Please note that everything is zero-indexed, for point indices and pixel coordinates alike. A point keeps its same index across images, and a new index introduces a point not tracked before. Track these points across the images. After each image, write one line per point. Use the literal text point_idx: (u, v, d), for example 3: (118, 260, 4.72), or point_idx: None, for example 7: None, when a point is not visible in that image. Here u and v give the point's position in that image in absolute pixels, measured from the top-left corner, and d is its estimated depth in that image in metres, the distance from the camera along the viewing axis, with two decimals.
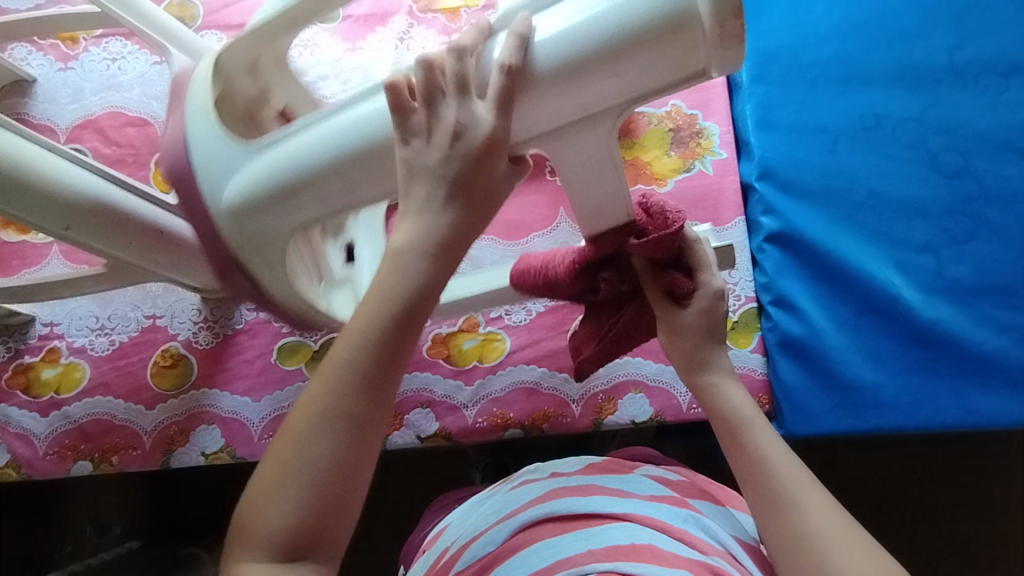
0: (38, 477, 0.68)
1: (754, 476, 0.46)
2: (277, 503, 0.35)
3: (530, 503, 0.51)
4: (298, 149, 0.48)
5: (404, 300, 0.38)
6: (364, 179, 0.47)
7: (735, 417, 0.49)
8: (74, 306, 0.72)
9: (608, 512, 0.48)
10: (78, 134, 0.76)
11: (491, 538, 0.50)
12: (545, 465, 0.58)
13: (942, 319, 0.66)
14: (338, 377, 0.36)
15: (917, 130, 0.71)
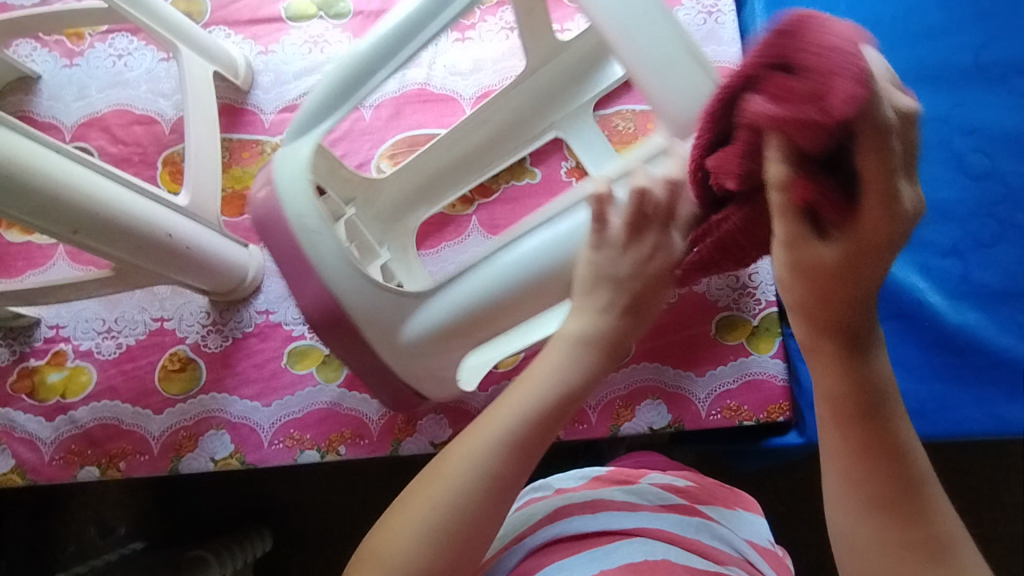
0: (44, 482, 0.67)
1: (864, 460, 0.37)
2: (410, 540, 0.38)
3: (538, 524, 0.49)
4: (496, 272, 0.52)
5: (569, 392, 0.42)
6: (541, 295, 0.52)
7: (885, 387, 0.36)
8: (80, 308, 0.70)
9: (619, 528, 0.47)
10: (83, 133, 0.75)
11: (502, 564, 0.48)
12: (550, 480, 0.56)
13: (968, 324, 0.64)
14: (495, 441, 0.41)
15: (944, 131, 0.70)
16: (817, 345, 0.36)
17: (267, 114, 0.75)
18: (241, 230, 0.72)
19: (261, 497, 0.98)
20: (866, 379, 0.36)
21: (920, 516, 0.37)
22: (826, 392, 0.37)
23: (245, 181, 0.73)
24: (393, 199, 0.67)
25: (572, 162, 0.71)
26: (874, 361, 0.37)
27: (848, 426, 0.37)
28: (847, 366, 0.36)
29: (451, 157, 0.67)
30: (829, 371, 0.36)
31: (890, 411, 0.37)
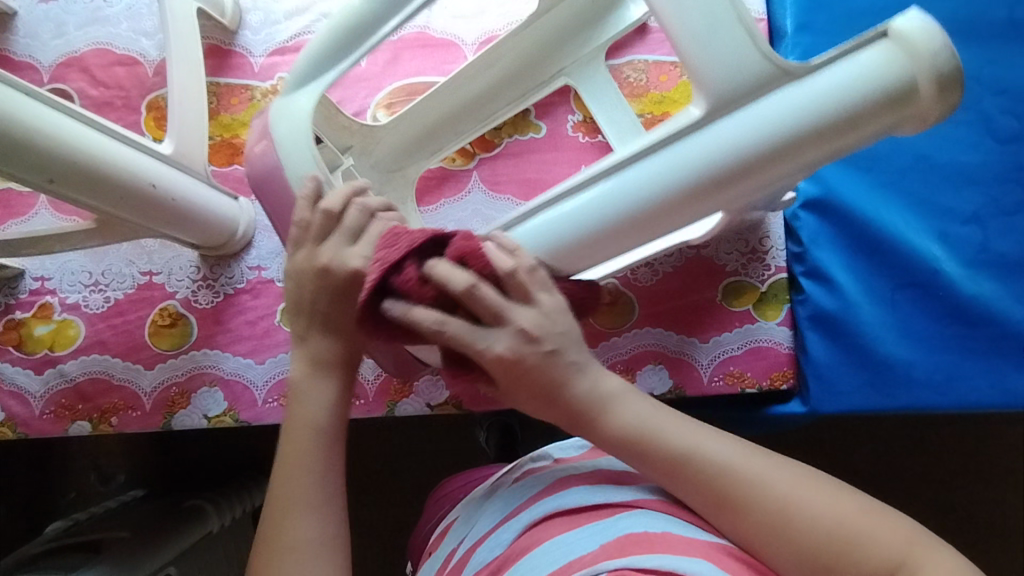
0: (36, 436, 0.66)
1: (675, 473, 0.44)
2: None
3: (535, 498, 0.49)
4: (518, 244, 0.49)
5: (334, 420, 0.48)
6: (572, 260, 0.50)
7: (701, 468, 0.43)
8: (65, 260, 0.68)
9: (619, 500, 0.46)
10: (62, 74, 0.70)
11: (499, 539, 0.48)
12: (549, 449, 0.55)
13: (983, 294, 0.62)
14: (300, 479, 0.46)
15: (973, 90, 0.66)
16: (587, 425, 0.45)
17: (256, 57, 0.70)
18: (231, 181, 0.69)
19: (258, 449, 0.98)
20: (632, 420, 0.45)
21: (750, 488, 0.42)
22: (613, 449, 0.46)
23: (234, 129, 0.69)
24: (394, 148, 0.62)
25: (579, 116, 0.68)
26: (630, 404, 0.45)
27: (647, 469, 0.44)
28: (617, 420, 0.45)
29: (456, 104, 0.62)
30: (618, 427, 0.44)
31: (668, 429, 0.44)
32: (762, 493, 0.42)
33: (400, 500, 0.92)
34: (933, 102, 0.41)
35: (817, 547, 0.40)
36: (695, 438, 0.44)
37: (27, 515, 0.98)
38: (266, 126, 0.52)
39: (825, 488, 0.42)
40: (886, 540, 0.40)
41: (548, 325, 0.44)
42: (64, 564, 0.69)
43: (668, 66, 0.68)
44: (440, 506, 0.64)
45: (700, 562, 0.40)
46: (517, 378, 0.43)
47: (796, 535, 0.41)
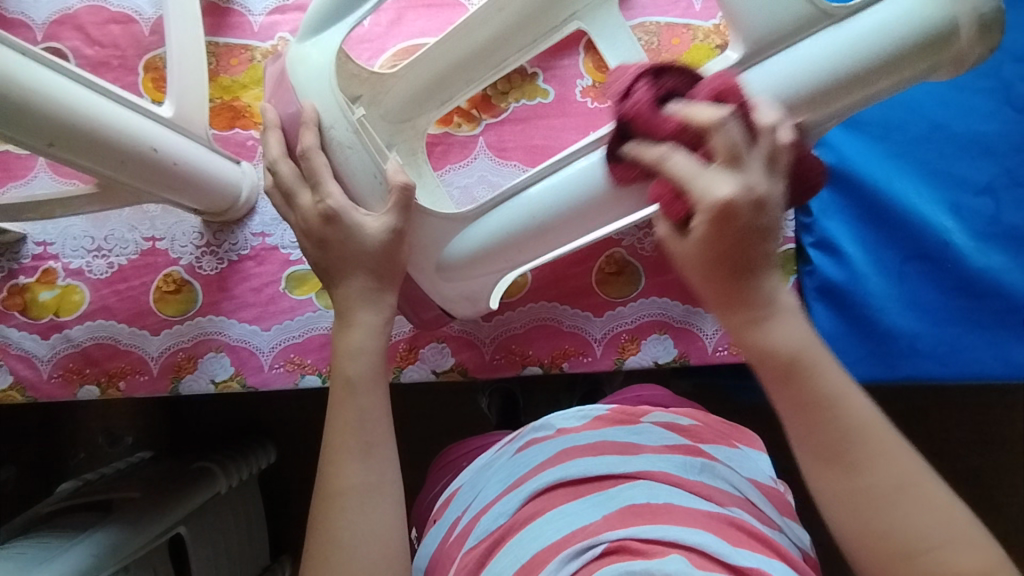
0: (44, 400, 0.66)
1: (809, 417, 0.40)
2: (334, 525, 0.47)
3: (540, 467, 0.50)
4: (533, 201, 0.51)
5: (359, 366, 0.51)
6: (564, 229, 0.51)
7: (792, 362, 0.39)
8: (67, 225, 0.67)
9: (620, 472, 0.48)
10: (55, 32, 0.68)
11: (503, 509, 0.49)
12: (551, 419, 0.55)
13: (992, 267, 0.62)
14: (341, 427, 0.49)
15: (994, 56, 0.64)
16: (739, 319, 0.39)
17: (255, 15, 0.68)
18: (232, 145, 0.67)
19: (264, 412, 1.00)
20: (790, 338, 0.39)
21: (869, 467, 0.40)
22: (750, 360, 0.41)
23: (235, 92, 0.68)
24: (403, 97, 0.60)
25: (588, 81, 0.66)
26: (801, 324, 0.40)
27: (782, 388, 0.40)
28: (770, 331, 0.39)
29: (461, 53, 0.59)
30: (754, 334, 0.40)
31: (823, 364, 0.40)
32: (874, 476, 0.40)
33: (406, 464, 0.94)
34: (971, 44, 0.41)
35: (910, 545, 0.39)
36: (842, 380, 0.40)
37: (38, 475, 1.00)
38: (283, 71, 0.53)
39: (940, 492, 0.40)
40: (975, 553, 0.39)
41: (755, 190, 0.37)
42: (78, 524, 0.71)
43: (680, 29, 0.66)
44: (442, 476, 0.65)
45: (700, 534, 0.42)
46: (733, 230, 0.37)
47: (890, 527, 0.40)
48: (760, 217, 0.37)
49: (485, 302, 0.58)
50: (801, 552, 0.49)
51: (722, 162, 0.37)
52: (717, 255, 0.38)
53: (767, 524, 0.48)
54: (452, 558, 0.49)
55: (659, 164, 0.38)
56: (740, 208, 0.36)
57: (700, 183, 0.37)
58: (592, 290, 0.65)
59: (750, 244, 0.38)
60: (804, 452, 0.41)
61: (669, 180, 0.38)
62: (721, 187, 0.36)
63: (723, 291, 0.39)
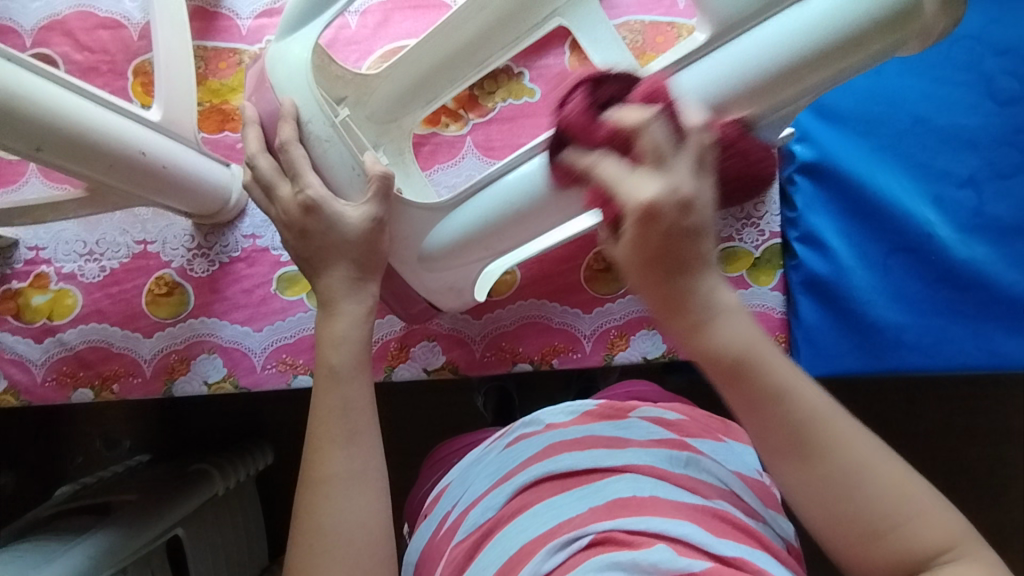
0: (39, 404, 0.67)
1: (762, 414, 0.40)
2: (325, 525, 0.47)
3: (528, 462, 0.51)
4: (507, 196, 0.52)
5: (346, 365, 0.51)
6: (542, 217, 0.52)
7: (729, 364, 0.39)
8: (60, 230, 0.68)
9: (607, 466, 0.49)
10: (44, 38, 0.69)
11: (490, 503, 0.49)
12: (539, 415, 0.56)
13: (975, 258, 0.62)
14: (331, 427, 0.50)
15: (975, 50, 0.65)
16: (685, 325, 0.39)
17: (243, 19, 0.69)
18: (221, 148, 0.68)
19: (259, 414, 1.00)
20: (732, 340, 0.39)
21: (827, 452, 0.40)
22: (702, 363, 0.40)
23: (223, 95, 0.68)
24: (389, 97, 0.61)
25: (574, 80, 0.67)
26: (732, 325, 0.39)
27: (730, 388, 0.40)
28: (707, 336, 0.39)
29: (444, 52, 0.59)
30: (701, 338, 0.39)
31: (770, 360, 0.40)
32: (833, 460, 0.40)
33: (403, 466, 0.94)
34: (938, 16, 0.41)
35: (876, 524, 0.40)
36: (790, 376, 0.40)
37: (36, 479, 1.00)
38: (263, 69, 0.53)
39: (898, 469, 0.40)
40: (936, 525, 0.40)
41: (679, 188, 0.36)
42: (74, 526, 0.71)
43: (664, 27, 0.66)
44: (435, 471, 0.66)
45: (683, 524, 0.43)
46: (658, 235, 0.36)
47: (851, 509, 0.40)
48: (686, 218, 0.36)
49: (472, 296, 0.60)
50: (785, 544, 0.50)
51: (650, 165, 0.37)
52: (645, 257, 0.37)
53: (752, 516, 0.49)
54: (443, 552, 0.50)
55: (589, 169, 0.39)
56: (664, 208, 0.36)
57: (625, 185, 0.37)
58: (580, 287, 0.66)
59: (678, 245, 0.36)
60: (771, 445, 0.41)
61: (599, 185, 0.39)
62: (647, 189, 0.36)
63: (667, 294, 0.38)
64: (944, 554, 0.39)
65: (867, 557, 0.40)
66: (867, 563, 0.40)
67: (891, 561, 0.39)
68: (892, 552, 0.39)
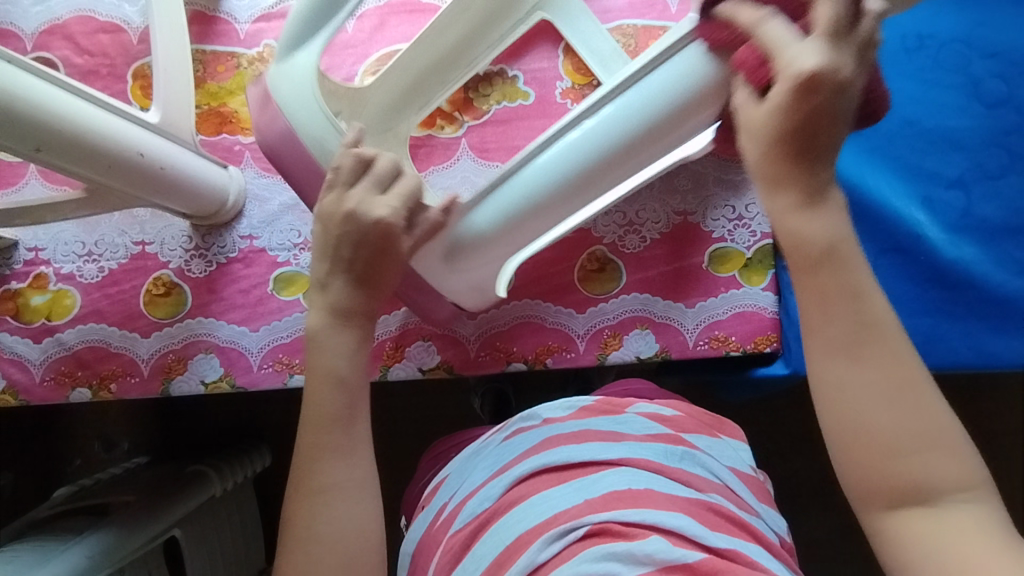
0: (38, 403, 0.67)
1: (829, 304, 0.42)
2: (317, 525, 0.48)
3: (525, 455, 0.51)
4: (538, 173, 0.50)
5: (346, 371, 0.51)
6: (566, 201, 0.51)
7: (817, 249, 0.42)
8: (58, 231, 0.69)
9: (604, 458, 0.49)
10: (45, 41, 0.70)
11: (488, 493, 0.50)
12: (537, 409, 0.56)
13: (963, 258, 0.63)
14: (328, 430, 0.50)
15: (963, 53, 0.66)
16: (801, 191, 0.41)
17: (241, 23, 0.70)
18: (220, 150, 0.69)
19: (256, 415, 1.01)
20: (826, 230, 0.42)
21: (876, 365, 0.42)
22: (787, 245, 0.43)
23: (221, 98, 0.69)
24: (382, 106, 0.60)
25: (568, 83, 0.68)
26: (838, 215, 0.42)
27: (811, 274, 0.42)
28: (810, 212, 0.42)
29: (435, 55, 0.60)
30: (796, 220, 0.42)
31: (850, 259, 0.42)
32: (873, 367, 0.42)
33: (400, 467, 0.95)
34: None
35: (899, 446, 0.42)
36: (866, 282, 0.42)
37: (34, 480, 1.01)
38: (265, 90, 0.53)
39: (934, 404, 0.43)
40: (954, 466, 0.42)
41: (841, 68, 0.39)
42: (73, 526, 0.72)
43: (656, 30, 0.67)
44: (429, 467, 0.66)
45: (678, 517, 0.44)
46: (812, 91, 0.39)
47: (877, 427, 0.42)
48: (838, 98, 0.40)
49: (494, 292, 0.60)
50: (778, 538, 0.50)
51: (816, 32, 0.40)
52: (792, 121, 0.40)
53: (746, 509, 0.50)
54: (438, 542, 0.51)
55: (750, 31, 0.42)
56: (823, 79, 0.39)
57: (789, 51, 0.40)
58: (574, 287, 0.67)
59: (821, 121, 0.40)
60: (823, 343, 0.42)
61: (757, 46, 0.42)
62: (807, 57, 0.39)
63: (800, 159, 0.41)
64: (954, 491, 0.42)
65: (882, 476, 0.42)
66: (872, 481, 0.42)
67: (904, 484, 0.42)
68: (907, 477, 0.42)
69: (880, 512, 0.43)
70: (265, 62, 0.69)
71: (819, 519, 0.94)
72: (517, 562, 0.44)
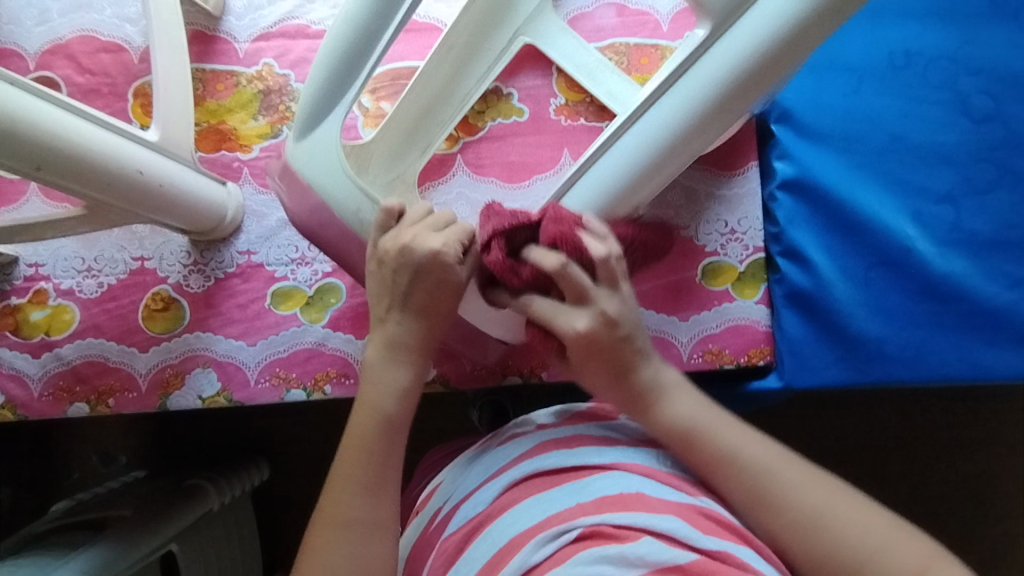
0: (36, 418, 0.68)
1: (720, 478, 0.49)
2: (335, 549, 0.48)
3: (519, 459, 0.52)
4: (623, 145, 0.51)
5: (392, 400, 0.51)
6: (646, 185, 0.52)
7: (682, 431, 0.50)
8: (58, 246, 0.69)
9: (596, 463, 0.49)
10: (47, 61, 0.71)
11: (482, 497, 0.50)
12: (533, 416, 0.58)
13: (954, 271, 0.64)
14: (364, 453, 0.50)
15: (950, 70, 0.67)
16: (639, 410, 0.51)
17: (240, 42, 0.71)
18: (218, 166, 0.70)
19: (254, 429, 1.01)
20: (682, 418, 0.50)
21: (786, 504, 0.47)
22: (662, 437, 0.51)
23: (220, 115, 0.70)
24: (387, 154, 0.61)
25: (561, 100, 0.69)
26: (686, 410, 0.51)
27: (688, 456, 0.50)
28: (675, 415, 0.50)
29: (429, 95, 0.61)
30: (669, 414, 0.50)
31: (715, 431, 0.50)
32: (788, 509, 0.47)
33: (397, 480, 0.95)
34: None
35: (858, 559, 0.45)
36: (742, 445, 0.49)
37: (31, 494, 1.01)
38: (287, 166, 0.55)
39: (857, 504, 0.47)
40: (910, 546, 0.45)
41: (608, 308, 0.49)
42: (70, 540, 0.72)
43: (648, 48, 0.68)
44: (423, 478, 0.66)
45: (670, 520, 0.44)
46: (594, 353, 0.50)
47: (837, 548, 0.45)
48: (616, 333, 0.49)
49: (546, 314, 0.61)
50: None
51: (585, 305, 0.49)
52: (595, 371, 0.51)
53: (737, 515, 0.49)
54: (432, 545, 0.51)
55: (528, 311, 0.51)
56: (598, 334, 0.49)
57: (561, 320, 0.49)
58: None
59: (618, 355, 0.50)
60: (751, 520, 0.48)
61: (540, 322, 0.50)
62: (579, 322, 0.49)
63: (610, 372, 0.51)
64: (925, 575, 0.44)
65: None
66: None
67: None
68: None
69: None
70: (264, 80, 0.70)
71: None
72: (510, 562, 0.44)
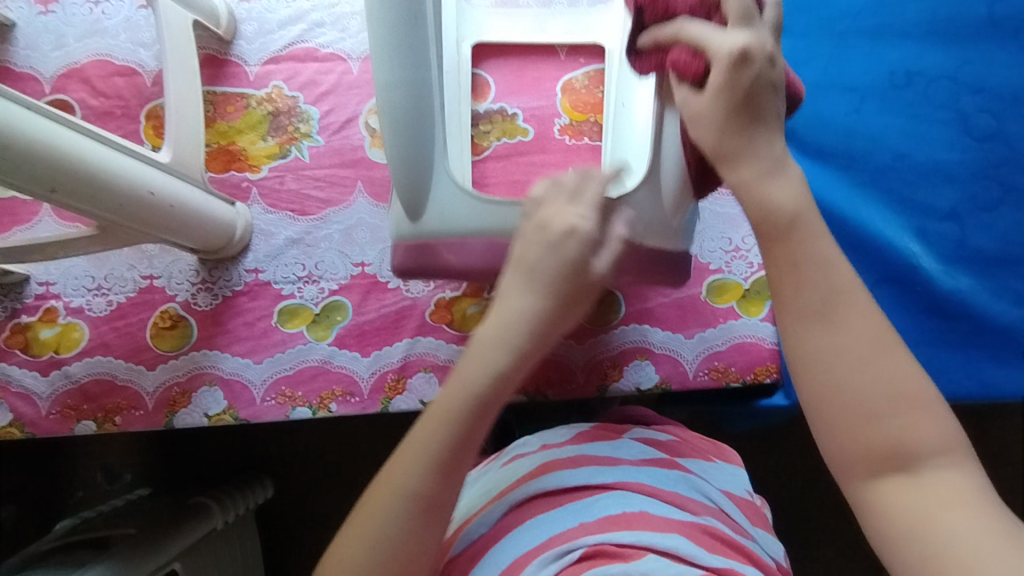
0: (43, 436, 0.68)
1: (795, 272, 0.43)
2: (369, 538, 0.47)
3: (521, 479, 0.51)
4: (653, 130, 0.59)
5: (486, 389, 0.48)
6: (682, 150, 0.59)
7: (784, 217, 0.43)
8: (69, 265, 0.70)
9: (598, 482, 0.49)
10: (63, 84, 0.72)
11: (486, 517, 0.50)
12: (534, 436, 0.57)
13: (960, 289, 0.64)
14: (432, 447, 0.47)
15: (951, 89, 0.67)
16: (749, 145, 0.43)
17: (251, 66, 0.72)
18: (228, 186, 0.71)
19: (259, 447, 1.01)
20: (790, 198, 0.43)
21: (843, 322, 0.42)
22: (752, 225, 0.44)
23: (231, 136, 0.71)
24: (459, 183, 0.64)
25: (565, 120, 0.69)
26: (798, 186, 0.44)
27: (775, 247, 0.43)
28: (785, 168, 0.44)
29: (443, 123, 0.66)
30: (765, 189, 0.43)
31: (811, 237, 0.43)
32: (849, 333, 0.42)
33: None
34: None
35: (877, 410, 0.41)
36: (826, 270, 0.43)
37: (36, 513, 1.00)
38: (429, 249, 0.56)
39: (904, 361, 0.42)
40: (933, 426, 0.42)
41: (764, 43, 0.43)
42: (75, 559, 0.72)
43: None
44: None
45: (672, 537, 0.44)
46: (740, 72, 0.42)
47: (854, 390, 0.42)
48: (769, 69, 0.43)
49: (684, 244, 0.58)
50: (773, 562, 0.51)
51: (741, 25, 0.43)
52: (730, 99, 0.42)
53: (740, 533, 0.50)
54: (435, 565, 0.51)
55: (677, 35, 0.45)
56: (753, 51, 0.42)
57: (717, 38, 0.43)
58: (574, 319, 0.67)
59: (762, 90, 0.43)
60: (790, 317, 0.43)
61: (690, 41, 0.44)
62: (735, 37, 0.42)
63: (754, 112, 0.43)
64: (933, 454, 0.42)
65: (866, 441, 0.42)
66: (863, 446, 0.42)
67: (886, 444, 0.42)
68: (893, 437, 0.41)
69: (865, 477, 0.43)
70: (273, 102, 0.72)
71: (824, 550, 0.93)
72: None
